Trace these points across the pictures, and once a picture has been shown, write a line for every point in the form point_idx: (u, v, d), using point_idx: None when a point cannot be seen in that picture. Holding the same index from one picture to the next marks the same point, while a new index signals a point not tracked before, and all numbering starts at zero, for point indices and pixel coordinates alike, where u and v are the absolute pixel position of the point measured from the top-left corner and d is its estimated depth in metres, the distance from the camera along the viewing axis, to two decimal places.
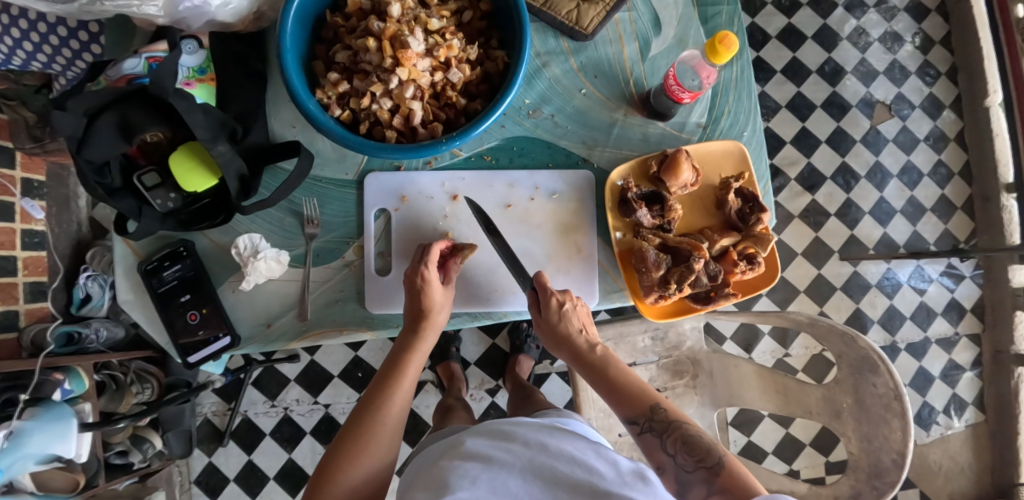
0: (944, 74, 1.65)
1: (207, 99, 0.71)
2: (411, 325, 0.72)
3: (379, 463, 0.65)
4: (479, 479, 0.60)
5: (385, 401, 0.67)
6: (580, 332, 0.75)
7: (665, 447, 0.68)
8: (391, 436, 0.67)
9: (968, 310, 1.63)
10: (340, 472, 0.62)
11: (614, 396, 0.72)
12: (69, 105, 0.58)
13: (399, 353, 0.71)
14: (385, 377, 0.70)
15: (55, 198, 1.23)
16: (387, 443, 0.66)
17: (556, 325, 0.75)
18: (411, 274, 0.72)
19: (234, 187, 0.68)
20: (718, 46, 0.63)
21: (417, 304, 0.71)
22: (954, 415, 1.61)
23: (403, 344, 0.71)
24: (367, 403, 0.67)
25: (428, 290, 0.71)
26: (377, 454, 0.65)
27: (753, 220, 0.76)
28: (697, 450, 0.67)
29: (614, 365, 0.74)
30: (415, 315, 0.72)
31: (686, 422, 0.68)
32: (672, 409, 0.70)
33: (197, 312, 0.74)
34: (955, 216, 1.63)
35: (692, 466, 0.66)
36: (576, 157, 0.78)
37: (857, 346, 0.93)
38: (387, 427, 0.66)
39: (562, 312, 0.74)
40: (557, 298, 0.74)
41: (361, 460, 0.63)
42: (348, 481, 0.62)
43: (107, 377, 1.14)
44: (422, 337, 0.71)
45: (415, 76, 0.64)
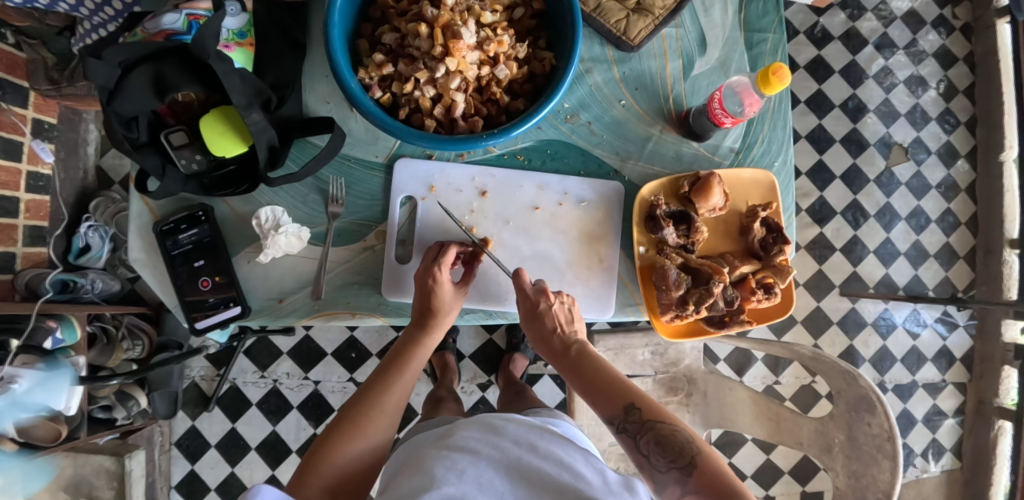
0: (963, 124, 1.67)
1: (244, 64, 0.69)
2: (418, 322, 0.72)
3: (373, 447, 0.65)
4: (465, 473, 0.59)
5: (388, 389, 0.67)
6: (557, 330, 0.74)
7: (640, 448, 0.66)
8: (387, 424, 0.67)
9: (957, 359, 1.65)
10: (334, 451, 0.62)
11: (590, 394, 0.71)
12: (105, 54, 0.56)
13: (404, 347, 0.71)
14: (387, 368, 0.70)
15: (65, 143, 1.21)
16: (382, 430, 0.66)
17: (532, 322, 0.73)
18: (422, 272, 0.71)
19: (263, 157, 0.66)
20: (771, 76, 0.63)
21: (427, 303, 0.71)
22: (931, 459, 1.63)
23: (408, 339, 0.72)
24: (368, 389, 0.67)
25: (437, 290, 0.71)
26: (372, 439, 0.64)
27: (775, 250, 0.76)
28: (671, 450, 0.64)
29: (593, 363, 0.73)
30: (421, 311, 0.71)
31: (659, 422, 0.65)
32: (647, 407, 0.67)
33: (209, 278, 0.73)
34: (957, 266, 1.65)
35: (665, 467, 0.64)
36: (608, 167, 0.77)
37: (858, 385, 0.93)
38: (385, 413, 0.66)
39: (534, 309, 0.72)
40: (532, 297, 0.73)
41: (357, 442, 0.63)
42: (342, 462, 0.61)
43: (99, 329, 1.12)
44: (429, 334, 0.72)
45: (463, 68, 0.63)
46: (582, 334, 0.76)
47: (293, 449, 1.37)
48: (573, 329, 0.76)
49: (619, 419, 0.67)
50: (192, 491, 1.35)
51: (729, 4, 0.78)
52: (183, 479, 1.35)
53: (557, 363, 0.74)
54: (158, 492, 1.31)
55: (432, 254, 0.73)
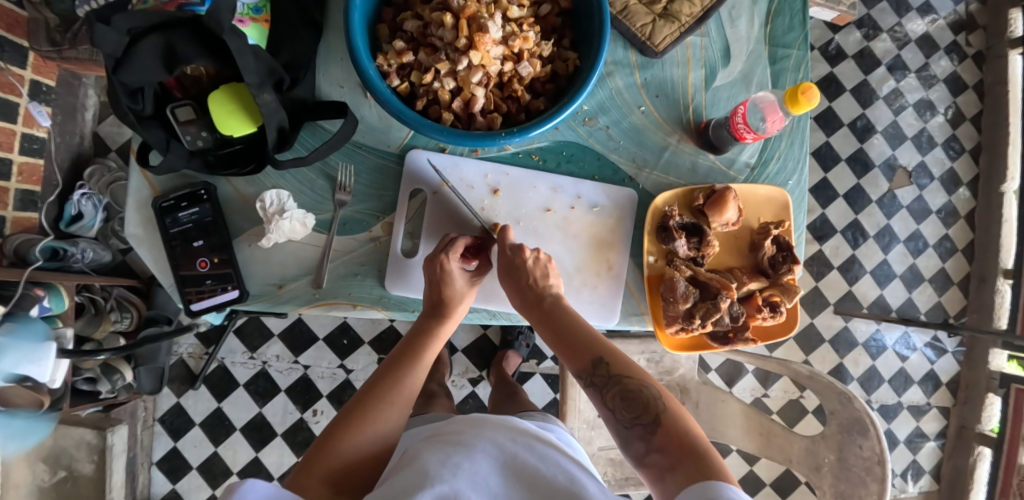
0: (968, 151, 1.67)
1: (258, 41, 0.66)
2: (430, 312, 0.71)
3: (380, 439, 0.63)
4: (461, 470, 0.55)
5: (400, 380, 0.66)
6: (536, 283, 0.71)
7: (605, 402, 0.65)
8: (398, 416, 0.65)
9: (943, 383, 1.66)
10: (342, 443, 0.60)
11: (561, 349, 0.70)
12: (115, 22, 0.54)
13: (417, 339, 0.70)
14: (400, 358, 0.69)
15: (62, 107, 1.18)
16: (392, 422, 0.64)
17: (509, 276, 0.71)
18: (432, 262, 0.71)
19: (272, 138, 0.64)
20: (800, 96, 0.62)
21: (438, 294, 0.71)
22: (910, 480, 1.64)
23: (420, 330, 0.71)
24: (378, 378, 0.67)
25: (448, 278, 0.70)
26: (382, 431, 0.63)
27: (784, 269, 0.75)
28: (636, 405, 0.63)
29: (567, 318, 0.71)
30: (432, 301, 0.71)
31: (626, 377, 0.64)
32: (615, 362, 0.66)
33: (208, 259, 0.71)
34: (950, 292, 1.65)
35: (629, 423, 0.62)
36: (623, 174, 0.76)
37: (852, 407, 0.93)
38: (398, 403, 0.65)
39: (512, 263, 0.71)
40: (514, 253, 0.72)
41: (367, 434, 0.61)
42: (349, 454, 0.60)
43: (87, 299, 1.09)
44: (442, 324, 0.71)
45: (486, 63, 0.62)
46: (559, 288, 0.74)
47: (278, 432, 1.36)
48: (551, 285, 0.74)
49: (587, 373, 0.67)
50: (173, 469, 1.33)
51: (756, 16, 0.76)
52: (165, 456, 1.33)
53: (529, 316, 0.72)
54: (139, 467, 1.28)
55: (444, 245, 0.72)
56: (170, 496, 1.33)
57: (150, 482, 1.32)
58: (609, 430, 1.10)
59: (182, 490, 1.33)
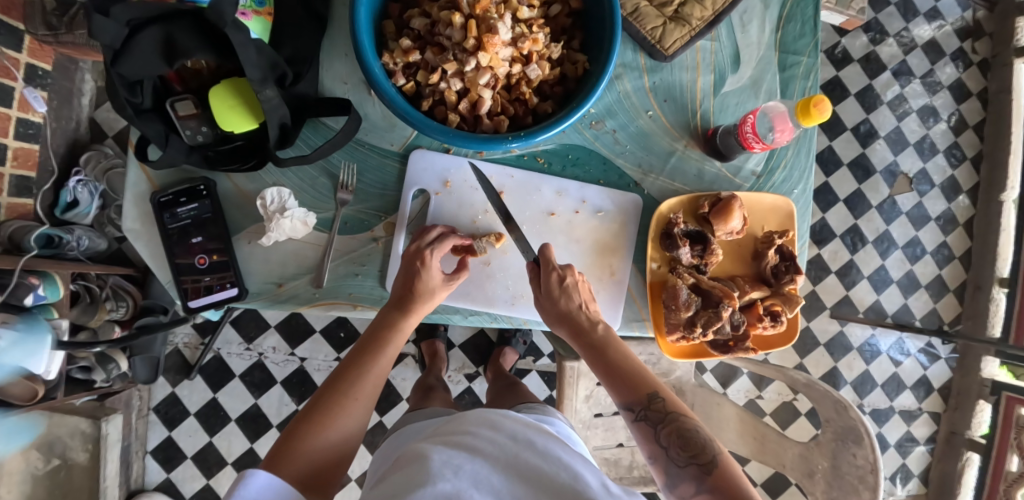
0: (969, 159, 1.67)
1: (261, 34, 0.65)
2: (396, 304, 0.68)
3: (343, 439, 0.60)
4: (462, 469, 0.54)
5: (361, 376, 0.64)
6: (585, 308, 0.71)
7: (658, 438, 0.64)
8: (361, 411, 0.63)
9: (936, 389, 1.67)
10: (303, 441, 0.58)
11: (610, 378, 0.68)
12: (113, 13, 0.53)
13: (377, 332, 0.67)
14: (361, 354, 0.66)
15: (58, 92, 1.16)
16: (355, 418, 0.62)
17: (558, 299, 0.70)
18: (409, 255, 0.69)
19: (274, 136, 0.63)
20: (812, 108, 0.62)
21: (409, 286, 0.68)
22: (898, 483, 1.66)
23: (383, 324, 0.68)
24: (338, 375, 0.64)
25: (424, 273, 0.68)
26: (346, 428, 0.61)
27: (786, 279, 0.76)
28: (692, 445, 0.62)
29: (616, 348, 0.70)
30: (401, 292, 0.69)
31: (682, 414, 0.64)
32: (670, 399, 0.66)
33: (207, 256, 0.70)
34: (946, 299, 1.66)
35: (683, 461, 0.62)
36: (629, 179, 0.76)
37: (847, 416, 0.92)
38: (357, 400, 0.62)
39: (562, 284, 0.70)
40: (558, 272, 0.71)
41: (328, 435, 0.59)
42: (314, 452, 0.58)
43: (82, 287, 1.08)
44: (406, 318, 0.68)
45: (494, 64, 0.61)
46: (600, 312, 0.74)
47: (273, 424, 1.36)
48: (596, 311, 0.73)
49: (641, 407, 0.66)
50: (167, 458, 1.33)
51: (767, 22, 0.76)
52: (159, 445, 1.32)
53: (578, 342, 0.71)
54: (134, 456, 1.28)
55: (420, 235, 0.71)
56: (164, 485, 1.32)
57: (144, 471, 1.31)
58: (604, 430, 1.10)
59: (176, 479, 1.33)
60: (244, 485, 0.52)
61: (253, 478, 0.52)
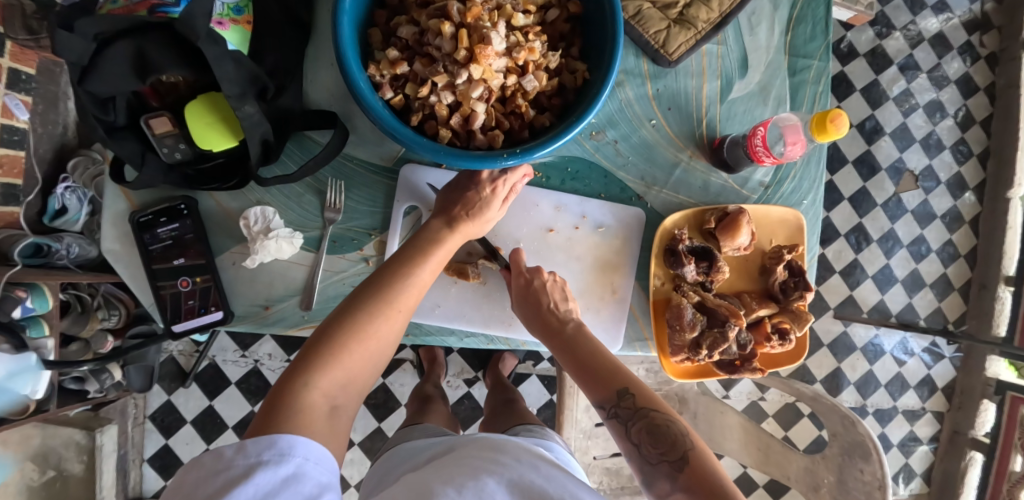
0: (976, 155, 1.63)
1: (239, 44, 0.60)
2: (446, 218, 0.66)
3: (377, 351, 0.57)
4: (466, 486, 0.50)
5: (404, 283, 0.60)
6: (554, 308, 0.68)
7: (629, 436, 0.61)
8: (399, 324, 0.59)
9: (939, 388, 1.63)
10: (345, 349, 0.54)
11: (583, 376, 0.66)
12: (77, 27, 0.49)
13: (421, 243, 0.63)
14: (405, 258, 0.62)
15: (45, 96, 1.05)
16: (394, 330, 0.58)
17: (524, 300, 0.68)
18: (477, 179, 0.68)
19: (256, 152, 0.60)
20: (828, 123, 0.59)
21: (469, 205, 0.67)
22: (901, 483, 1.62)
23: (429, 236, 0.64)
24: (381, 277, 0.59)
25: (484, 198, 0.67)
26: (382, 344, 0.57)
27: (794, 296, 0.73)
28: (663, 441, 0.59)
29: (590, 341, 0.68)
30: (453, 207, 0.67)
31: (653, 409, 0.61)
32: (641, 394, 0.63)
33: (189, 278, 0.67)
34: (951, 297, 1.62)
35: (655, 459, 0.59)
36: (631, 192, 0.72)
37: (855, 430, 0.88)
38: (399, 314, 0.59)
39: (529, 286, 0.68)
40: (526, 275, 0.69)
41: (370, 346, 0.56)
42: (352, 361, 0.54)
43: (72, 297, 0.98)
44: (450, 234, 0.65)
45: (488, 77, 0.58)
46: (578, 312, 0.71)
47: None
48: (568, 307, 0.70)
49: (611, 404, 0.63)
50: (164, 466, 1.30)
51: (776, 24, 0.72)
52: (156, 453, 1.30)
53: (550, 343, 0.68)
54: (130, 465, 1.26)
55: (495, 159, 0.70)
56: (161, 493, 1.30)
57: (141, 480, 1.29)
58: (605, 439, 1.07)
59: None
60: (242, 451, 0.45)
61: (251, 444, 0.45)
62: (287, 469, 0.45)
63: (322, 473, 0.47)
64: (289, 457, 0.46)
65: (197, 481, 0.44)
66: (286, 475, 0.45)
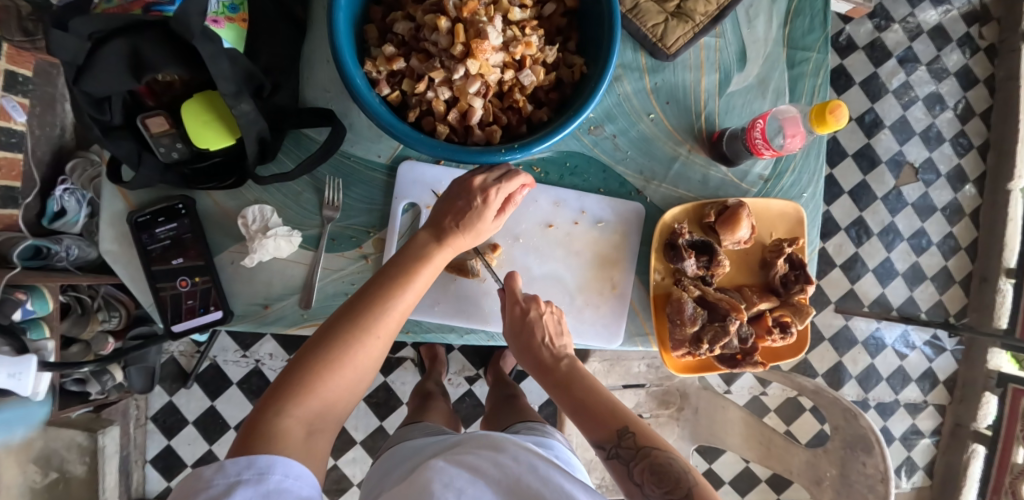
0: (976, 148, 1.63)
1: (235, 42, 0.61)
2: (434, 232, 0.64)
3: (358, 376, 0.56)
4: (464, 492, 0.50)
5: (385, 307, 0.57)
6: (546, 341, 0.69)
7: (631, 476, 0.60)
8: (380, 349, 0.57)
9: (941, 381, 1.63)
10: (319, 379, 0.53)
11: (578, 412, 0.66)
12: (72, 26, 0.49)
13: (407, 261, 0.61)
14: (390, 278, 0.59)
15: (42, 98, 1.04)
16: (373, 356, 0.56)
17: (520, 331, 0.68)
18: (469, 186, 0.64)
19: (253, 151, 0.60)
20: (828, 115, 0.59)
21: (458, 219, 0.64)
22: (904, 476, 1.62)
23: (415, 252, 0.62)
24: (361, 300, 0.57)
25: (475, 207, 0.64)
26: (360, 370, 0.56)
27: (795, 289, 0.73)
28: (666, 479, 0.58)
29: (583, 380, 0.69)
30: (444, 219, 0.64)
31: (654, 448, 0.59)
32: (642, 432, 0.62)
33: (188, 278, 0.67)
34: (952, 290, 1.62)
35: (658, 498, 0.57)
36: (630, 186, 0.72)
37: (858, 424, 0.88)
38: (381, 338, 0.57)
39: (525, 317, 0.68)
40: (522, 306, 0.68)
41: (346, 373, 0.54)
42: (327, 390, 0.53)
43: (72, 298, 0.99)
44: (437, 251, 0.63)
45: (485, 72, 0.58)
46: (572, 348, 0.73)
47: None
48: (563, 344, 0.72)
49: (611, 443, 0.62)
50: (167, 467, 1.30)
51: (774, 17, 0.72)
52: (158, 454, 1.30)
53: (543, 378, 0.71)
54: (132, 466, 1.26)
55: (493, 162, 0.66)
56: (164, 493, 1.30)
57: (144, 480, 1.29)
58: None
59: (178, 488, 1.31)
60: (222, 472, 0.45)
61: (230, 465, 0.46)
62: (266, 487, 0.45)
63: (303, 489, 0.47)
64: (268, 476, 0.46)
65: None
66: (266, 492, 0.45)
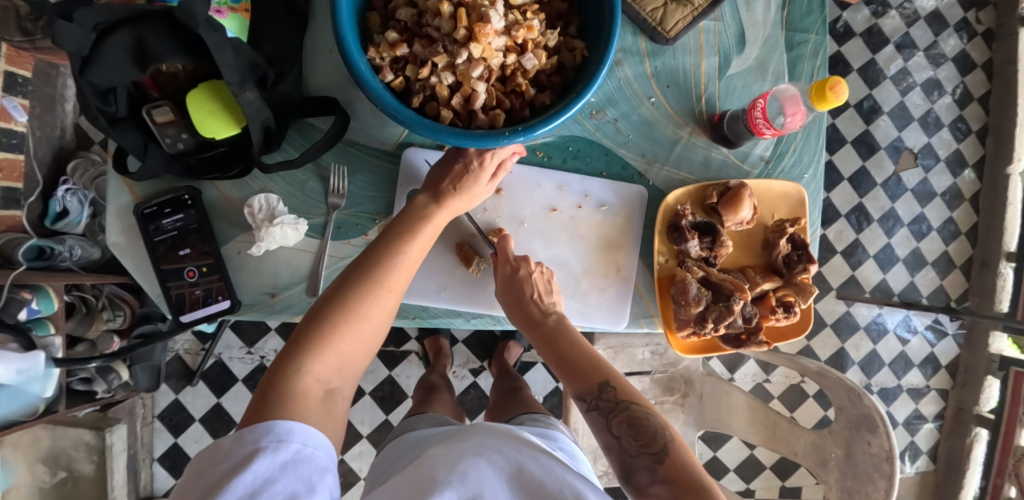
0: (974, 132, 1.63)
1: (238, 32, 0.61)
2: (433, 193, 0.66)
3: (371, 331, 0.58)
4: (467, 478, 0.50)
5: (392, 263, 0.60)
6: (536, 298, 0.68)
7: (610, 428, 0.62)
8: (391, 304, 0.60)
9: (943, 366, 1.63)
10: (335, 332, 0.55)
11: (563, 367, 0.68)
12: (77, 17, 0.49)
13: (411, 221, 0.63)
14: (395, 237, 0.62)
15: (42, 99, 1.05)
16: (386, 310, 0.59)
17: (509, 287, 0.68)
18: (464, 151, 0.67)
19: (258, 139, 0.60)
20: (828, 91, 0.60)
21: (457, 180, 0.66)
22: (907, 461, 1.63)
23: (417, 213, 0.64)
24: (371, 256, 0.60)
25: (472, 171, 0.66)
26: (375, 324, 0.58)
27: (798, 268, 0.73)
28: (643, 433, 0.60)
29: (567, 338, 0.70)
30: (441, 181, 0.66)
31: (634, 402, 0.61)
32: (622, 388, 0.64)
33: (195, 268, 0.67)
34: (953, 275, 1.63)
35: (635, 451, 0.59)
36: (633, 170, 0.73)
37: (862, 403, 0.89)
38: (391, 294, 0.59)
39: (515, 275, 0.68)
40: (512, 264, 0.69)
41: (361, 326, 0.57)
42: (345, 344, 0.56)
43: (76, 298, 0.98)
44: (438, 211, 0.65)
45: (488, 55, 0.58)
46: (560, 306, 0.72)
47: None
48: (552, 302, 0.70)
49: (592, 397, 0.64)
50: (175, 464, 1.31)
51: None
52: (166, 452, 1.30)
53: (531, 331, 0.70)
54: (140, 464, 1.26)
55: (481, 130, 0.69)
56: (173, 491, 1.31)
57: (152, 479, 1.29)
58: None
59: None
60: (243, 438, 0.46)
61: (252, 433, 0.46)
62: (286, 455, 0.46)
63: (321, 458, 0.47)
64: (286, 444, 0.46)
65: (206, 466, 0.45)
66: (285, 461, 0.45)
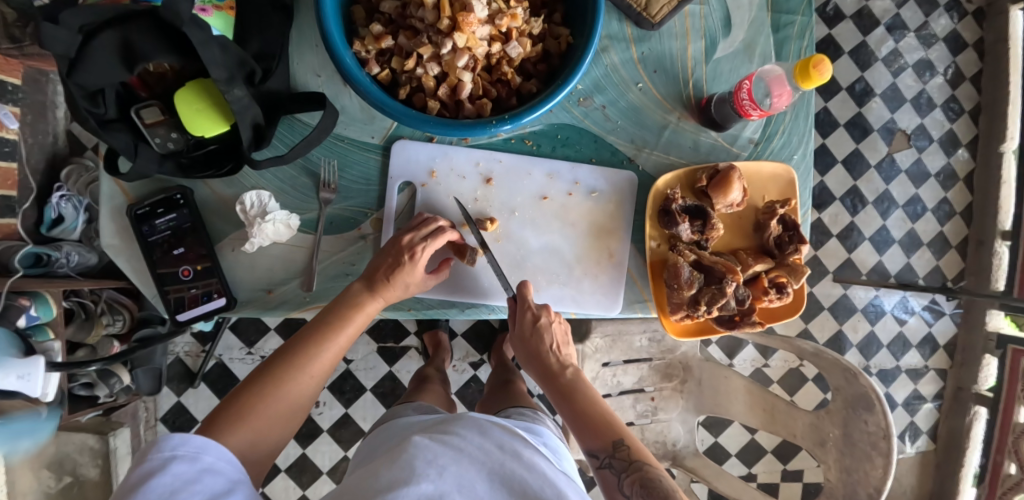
0: (967, 112, 1.63)
1: (224, 30, 0.61)
2: (366, 282, 0.66)
3: (296, 404, 0.59)
4: (447, 470, 0.49)
5: (323, 345, 0.61)
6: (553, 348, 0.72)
7: (621, 488, 0.61)
8: (316, 383, 0.61)
9: (941, 346, 1.64)
10: (263, 398, 0.56)
11: (575, 421, 0.67)
12: (63, 18, 0.50)
13: (341, 311, 0.64)
14: (328, 322, 0.63)
15: (32, 106, 1.05)
16: (311, 389, 0.61)
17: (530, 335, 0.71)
18: (398, 244, 0.66)
19: (247, 137, 0.60)
20: (812, 70, 0.60)
21: (390, 274, 0.66)
22: (907, 441, 1.64)
23: (347, 301, 0.65)
24: (303, 336, 0.62)
25: (403, 264, 0.66)
26: (300, 398, 0.59)
27: (790, 249, 0.74)
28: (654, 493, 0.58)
29: (585, 391, 0.70)
30: (377, 271, 0.66)
31: (647, 462, 0.60)
32: (635, 447, 0.63)
33: (190, 267, 0.67)
34: (949, 255, 1.63)
35: None
36: (622, 155, 0.73)
37: (858, 383, 0.89)
38: (319, 373, 0.61)
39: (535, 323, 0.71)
40: (533, 312, 0.71)
41: (287, 394, 0.58)
42: (270, 409, 0.56)
43: (75, 304, 0.99)
44: (371, 299, 0.66)
45: (472, 45, 0.58)
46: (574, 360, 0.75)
47: None
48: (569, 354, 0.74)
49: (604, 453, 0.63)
50: None
51: None
52: None
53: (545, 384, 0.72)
54: None
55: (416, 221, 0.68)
56: None
57: None
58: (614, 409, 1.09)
59: None
60: (159, 447, 0.47)
61: (168, 439, 0.48)
62: (200, 464, 0.48)
63: (232, 471, 0.50)
64: (201, 456, 0.48)
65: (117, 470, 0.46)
66: (202, 468, 0.48)
